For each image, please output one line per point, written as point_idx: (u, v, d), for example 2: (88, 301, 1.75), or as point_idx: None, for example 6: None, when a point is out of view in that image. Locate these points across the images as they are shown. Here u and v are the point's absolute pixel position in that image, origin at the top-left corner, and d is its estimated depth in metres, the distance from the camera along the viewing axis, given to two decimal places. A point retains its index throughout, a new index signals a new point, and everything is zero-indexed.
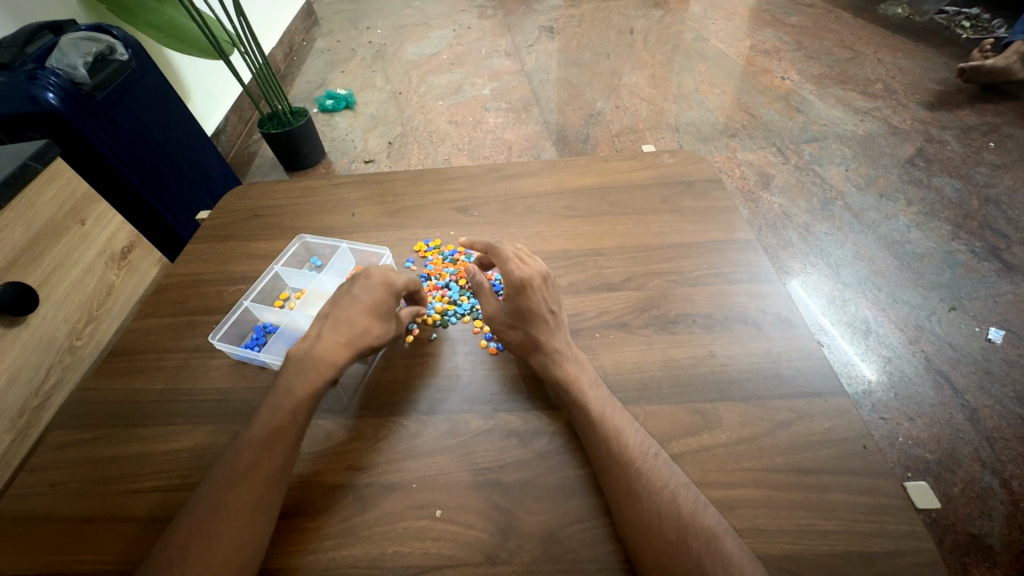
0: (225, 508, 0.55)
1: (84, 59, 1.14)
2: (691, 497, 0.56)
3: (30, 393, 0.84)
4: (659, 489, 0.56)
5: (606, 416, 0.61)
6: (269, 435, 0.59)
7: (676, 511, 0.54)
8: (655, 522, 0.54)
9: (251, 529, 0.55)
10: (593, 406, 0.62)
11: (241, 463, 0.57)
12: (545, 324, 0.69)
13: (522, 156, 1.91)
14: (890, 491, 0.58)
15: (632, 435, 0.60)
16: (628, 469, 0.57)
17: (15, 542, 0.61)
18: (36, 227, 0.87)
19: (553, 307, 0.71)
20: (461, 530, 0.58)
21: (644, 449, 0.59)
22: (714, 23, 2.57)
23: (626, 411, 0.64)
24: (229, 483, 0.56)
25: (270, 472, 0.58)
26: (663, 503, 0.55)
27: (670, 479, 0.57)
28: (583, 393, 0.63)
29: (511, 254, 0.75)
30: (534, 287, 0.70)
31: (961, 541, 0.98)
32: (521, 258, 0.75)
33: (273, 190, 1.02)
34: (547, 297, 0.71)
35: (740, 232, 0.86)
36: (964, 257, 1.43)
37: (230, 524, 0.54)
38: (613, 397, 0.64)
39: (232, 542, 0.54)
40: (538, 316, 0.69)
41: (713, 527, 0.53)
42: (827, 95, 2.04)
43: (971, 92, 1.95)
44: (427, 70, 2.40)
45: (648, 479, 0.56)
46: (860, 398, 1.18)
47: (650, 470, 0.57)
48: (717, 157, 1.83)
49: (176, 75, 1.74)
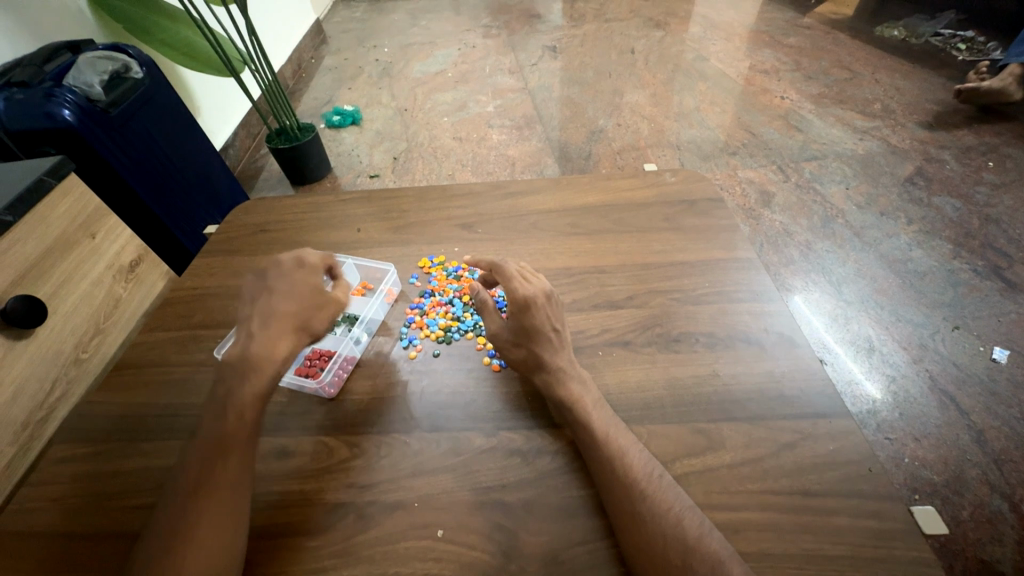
0: (191, 520, 0.55)
1: (100, 77, 1.19)
2: (697, 520, 0.55)
3: (34, 406, 0.84)
4: (663, 512, 0.55)
5: (611, 437, 0.61)
6: (214, 445, 0.59)
7: (681, 536, 0.54)
8: (661, 545, 0.53)
9: (223, 535, 0.55)
10: (596, 426, 0.62)
11: (190, 478, 0.58)
12: (549, 342, 0.70)
13: (525, 172, 1.94)
14: (898, 515, 0.57)
15: (636, 456, 0.60)
16: (633, 491, 0.57)
17: (15, 557, 0.61)
18: (47, 241, 0.88)
19: (557, 325, 0.72)
20: (462, 551, 0.57)
21: (648, 470, 0.59)
22: (714, 44, 2.62)
23: (631, 431, 0.63)
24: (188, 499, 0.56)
25: (227, 477, 0.58)
26: (667, 526, 0.54)
27: (675, 501, 0.56)
28: (587, 412, 0.63)
29: (516, 271, 0.75)
30: (539, 305, 0.71)
31: (971, 566, 0.96)
32: (527, 275, 0.75)
33: (281, 205, 1.04)
34: (551, 315, 0.72)
35: (742, 250, 0.87)
36: (966, 275, 1.44)
37: (197, 537, 0.54)
38: (617, 417, 0.64)
39: (210, 549, 0.54)
40: (543, 334, 0.70)
41: (719, 552, 0.53)
42: (826, 115, 2.07)
43: (969, 113, 1.97)
44: (433, 88, 2.45)
45: (653, 502, 0.56)
46: (865, 418, 1.18)
47: (653, 492, 0.57)
48: (717, 175, 1.85)
49: (187, 91, 1.78)
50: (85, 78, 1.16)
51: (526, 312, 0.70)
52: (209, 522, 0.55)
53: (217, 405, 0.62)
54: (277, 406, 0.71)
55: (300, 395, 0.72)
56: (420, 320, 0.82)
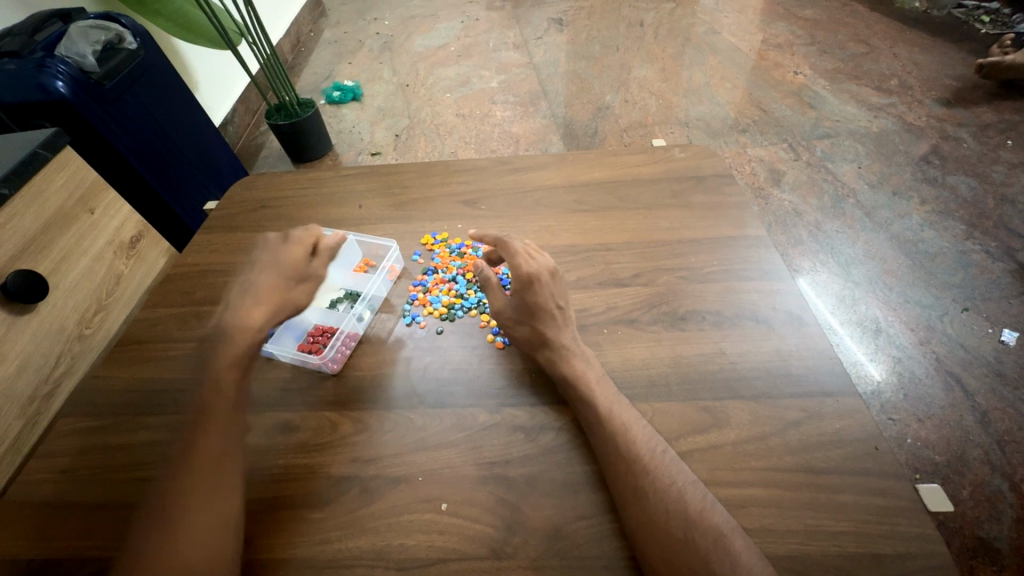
0: (183, 498, 0.54)
1: (93, 48, 1.14)
2: (700, 495, 0.55)
3: (40, 380, 0.85)
4: (666, 487, 0.55)
5: (615, 413, 0.61)
6: (205, 421, 0.59)
7: (683, 510, 0.54)
8: (664, 517, 0.53)
9: (218, 510, 0.55)
10: (600, 402, 0.62)
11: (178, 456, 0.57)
12: (552, 320, 0.69)
13: (530, 150, 1.90)
14: (903, 493, 0.57)
15: (639, 432, 0.59)
16: (637, 467, 0.57)
17: (27, 526, 0.62)
18: (46, 215, 0.87)
19: (562, 302, 0.70)
20: (466, 524, 0.58)
21: (651, 445, 0.58)
22: (727, 16, 2.52)
23: (634, 408, 0.63)
24: (191, 477, 0.56)
25: (217, 451, 0.58)
26: (670, 500, 0.54)
27: (678, 476, 0.56)
28: (591, 389, 0.63)
29: (520, 248, 0.74)
30: (542, 282, 0.70)
31: (970, 544, 0.97)
32: (532, 252, 0.74)
33: (280, 181, 1.02)
34: (555, 292, 0.71)
35: (752, 228, 0.84)
36: (978, 256, 1.41)
37: (196, 517, 0.54)
38: (621, 394, 0.64)
39: (198, 509, 0.54)
40: (546, 311, 0.69)
41: (721, 526, 0.53)
42: (841, 91, 2.00)
43: (989, 89, 1.91)
44: (435, 62, 2.38)
45: (656, 478, 0.56)
46: (869, 398, 1.17)
47: (657, 467, 0.56)
48: (727, 152, 1.80)
49: (183, 64, 1.74)
50: (77, 49, 1.11)
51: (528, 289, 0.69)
52: (207, 500, 0.55)
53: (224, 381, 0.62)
54: (281, 382, 0.71)
55: (303, 370, 0.72)
56: (423, 297, 0.81)
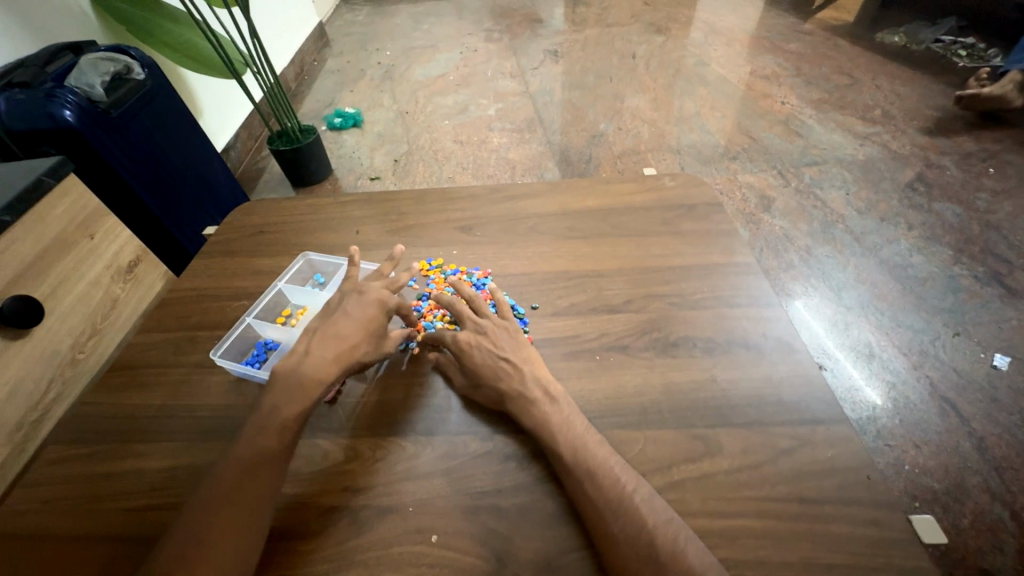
0: (213, 529, 0.55)
1: (101, 79, 1.20)
2: (672, 534, 0.54)
3: (29, 407, 0.84)
4: (636, 530, 0.54)
5: (580, 457, 0.60)
6: (255, 456, 0.60)
7: (653, 555, 0.53)
8: (636, 565, 0.53)
9: (236, 552, 0.54)
10: (567, 444, 0.61)
11: (221, 488, 0.57)
12: (500, 369, 0.69)
13: (525, 176, 1.94)
14: (897, 523, 0.57)
15: (608, 475, 0.58)
16: (606, 512, 0.56)
17: (7, 559, 0.60)
18: (45, 241, 0.89)
19: (505, 352, 0.70)
20: (457, 557, 0.57)
21: (619, 488, 0.57)
22: (715, 49, 2.63)
23: (606, 443, 0.63)
24: (227, 515, 0.56)
25: (253, 493, 0.58)
26: (640, 545, 0.53)
27: (650, 518, 0.55)
28: (554, 433, 0.62)
29: (459, 311, 0.77)
30: (474, 345, 0.72)
31: (972, 574, 0.95)
32: (477, 311, 0.77)
33: (279, 207, 1.04)
34: (494, 346, 0.71)
35: (741, 255, 0.86)
36: (966, 281, 1.43)
37: (218, 557, 0.53)
38: (592, 429, 0.64)
39: (221, 549, 0.54)
40: (491, 367, 0.69)
41: (696, 566, 0.52)
42: (827, 120, 2.07)
43: (969, 119, 1.98)
44: (434, 91, 2.46)
45: (625, 522, 0.55)
46: (864, 424, 1.17)
47: (625, 510, 0.56)
48: (718, 179, 1.85)
49: (189, 93, 1.79)
50: (86, 80, 1.17)
51: (475, 346, 0.72)
52: (232, 539, 0.55)
53: None
54: None
55: None
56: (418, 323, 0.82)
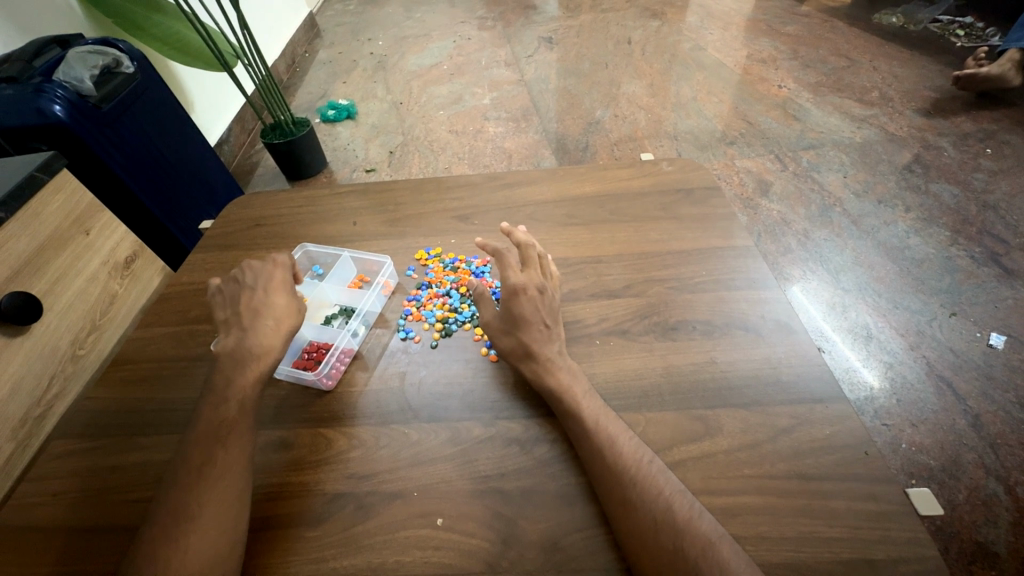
0: (198, 506, 0.56)
1: (91, 72, 1.17)
2: (687, 504, 0.55)
3: (32, 403, 0.84)
4: (654, 497, 0.55)
5: (601, 425, 0.61)
6: (226, 434, 0.61)
7: (671, 521, 0.54)
8: (654, 533, 0.53)
9: (224, 527, 0.55)
10: (580, 421, 0.62)
11: (193, 463, 0.59)
12: (539, 334, 0.69)
13: (522, 165, 1.93)
14: (893, 497, 0.58)
15: (625, 444, 0.59)
16: (624, 479, 0.57)
17: (16, 551, 0.61)
18: (41, 237, 0.88)
19: (551, 319, 0.72)
20: (463, 539, 0.57)
21: (637, 458, 0.58)
22: (711, 33, 2.60)
23: (620, 419, 0.63)
24: (209, 490, 0.57)
25: (232, 467, 0.59)
26: (658, 512, 0.54)
27: (666, 487, 0.56)
28: (568, 410, 0.63)
29: (535, 257, 0.76)
30: (527, 295, 0.72)
31: (968, 549, 0.97)
32: (544, 268, 0.78)
33: (275, 200, 1.03)
34: (543, 308, 0.72)
35: (739, 239, 0.86)
36: (963, 262, 1.44)
37: (205, 531, 0.54)
38: (607, 406, 0.64)
39: (207, 525, 0.55)
40: (534, 325, 0.70)
41: (708, 534, 0.53)
42: (824, 103, 2.06)
43: (966, 99, 1.97)
44: (428, 81, 2.43)
45: (643, 489, 0.56)
46: (862, 404, 1.18)
47: (645, 478, 0.57)
48: (715, 164, 1.84)
49: (179, 86, 1.76)
50: (75, 74, 1.14)
51: (525, 296, 0.71)
52: (222, 515, 0.56)
53: (219, 397, 0.64)
54: (276, 399, 0.71)
55: (299, 387, 0.72)
56: (417, 312, 0.81)
